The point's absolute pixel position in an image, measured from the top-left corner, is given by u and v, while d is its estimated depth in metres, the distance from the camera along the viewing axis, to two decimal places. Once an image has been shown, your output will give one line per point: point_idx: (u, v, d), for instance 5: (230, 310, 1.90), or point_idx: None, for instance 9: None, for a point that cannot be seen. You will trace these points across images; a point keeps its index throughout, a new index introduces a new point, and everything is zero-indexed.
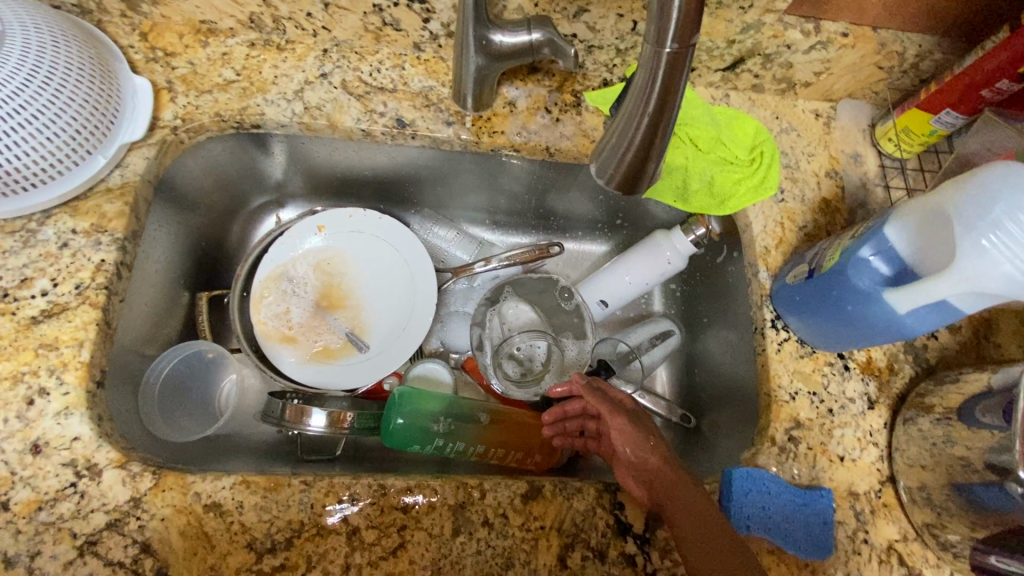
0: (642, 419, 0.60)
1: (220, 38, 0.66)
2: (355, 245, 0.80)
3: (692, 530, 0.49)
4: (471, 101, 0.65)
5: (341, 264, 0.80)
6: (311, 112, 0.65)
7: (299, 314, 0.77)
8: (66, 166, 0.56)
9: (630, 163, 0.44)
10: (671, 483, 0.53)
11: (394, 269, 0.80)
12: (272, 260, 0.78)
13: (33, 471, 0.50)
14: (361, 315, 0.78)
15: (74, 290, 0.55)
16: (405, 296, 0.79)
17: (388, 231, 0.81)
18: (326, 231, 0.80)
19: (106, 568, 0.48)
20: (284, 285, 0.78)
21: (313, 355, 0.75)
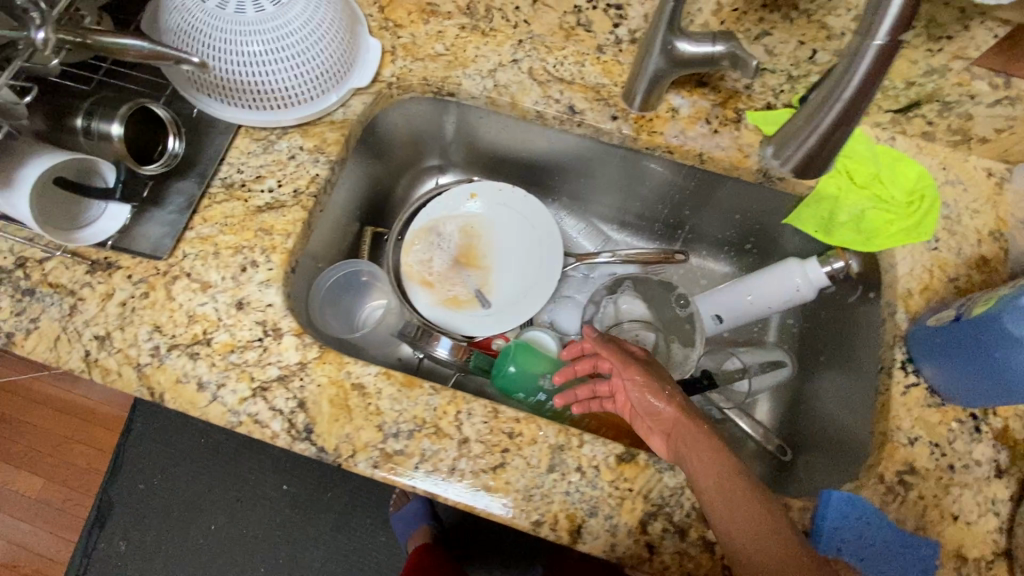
0: (654, 370, 0.61)
1: (439, 19, 0.78)
2: (499, 215, 0.88)
3: (715, 477, 0.51)
4: (639, 99, 0.71)
5: (483, 230, 0.88)
6: (499, 89, 0.74)
7: (439, 264, 0.87)
8: (307, 97, 0.70)
9: (811, 147, 0.58)
10: (692, 432, 0.55)
11: (529, 243, 0.87)
12: (428, 215, 0.88)
13: (234, 321, 0.62)
14: (491, 276, 0.86)
15: (292, 193, 0.68)
16: (534, 269, 0.86)
17: (531, 208, 0.88)
18: (477, 199, 0.89)
19: (270, 410, 0.59)
20: (433, 238, 0.88)
21: (444, 301, 0.85)
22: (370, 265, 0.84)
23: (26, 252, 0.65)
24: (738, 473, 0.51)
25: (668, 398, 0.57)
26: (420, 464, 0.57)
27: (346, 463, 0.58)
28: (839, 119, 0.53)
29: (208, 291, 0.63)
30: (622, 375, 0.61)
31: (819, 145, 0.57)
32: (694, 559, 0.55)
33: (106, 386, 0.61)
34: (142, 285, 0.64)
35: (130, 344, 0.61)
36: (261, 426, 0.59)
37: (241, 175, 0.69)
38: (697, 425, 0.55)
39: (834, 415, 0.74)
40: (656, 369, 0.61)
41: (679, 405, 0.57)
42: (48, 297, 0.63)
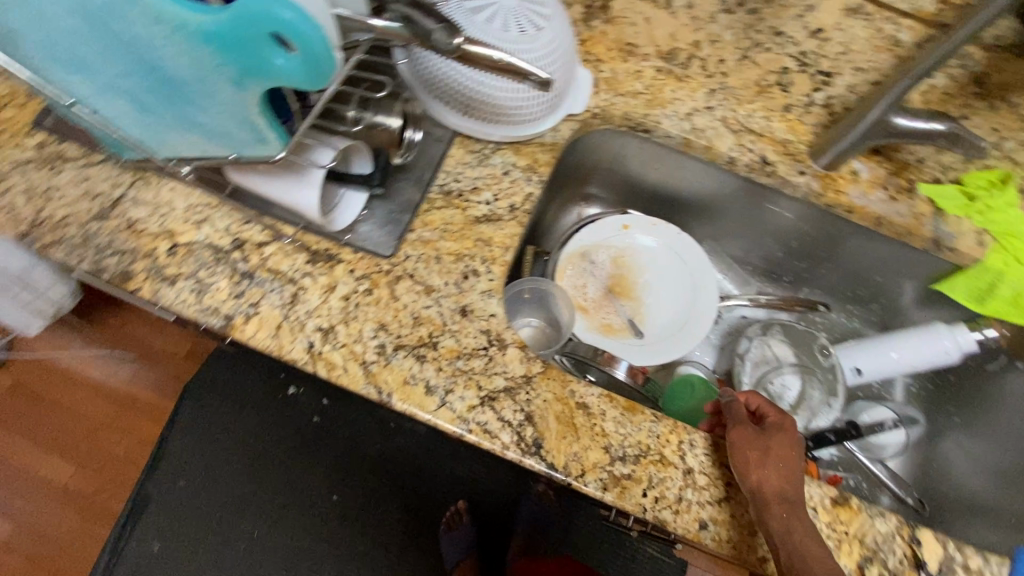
0: (774, 438, 0.60)
1: (637, 59, 0.81)
2: (652, 249, 0.92)
3: (789, 551, 0.53)
4: (827, 158, 0.77)
5: (635, 261, 0.91)
6: (696, 132, 0.79)
7: (593, 291, 0.89)
8: (525, 121, 0.72)
9: None
10: (780, 507, 0.55)
11: (680, 279, 0.90)
12: (583, 242, 0.91)
13: (459, 327, 0.62)
14: (643, 309, 0.89)
15: (509, 208, 0.70)
16: (685, 305, 0.89)
17: (684, 246, 0.91)
18: (630, 230, 0.92)
19: (499, 420, 0.59)
20: (587, 265, 0.90)
21: (598, 327, 0.87)
22: (535, 281, 0.81)
23: (243, 234, 0.63)
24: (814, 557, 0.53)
25: (772, 468, 0.57)
26: (647, 491, 0.58)
27: (576, 482, 0.58)
28: None
29: (431, 295, 0.63)
30: (737, 428, 0.60)
31: None
32: None
33: (328, 381, 0.59)
34: (364, 282, 0.63)
35: (355, 339, 0.60)
36: (491, 436, 0.58)
37: (458, 184, 0.70)
38: (787, 502, 0.55)
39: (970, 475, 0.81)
40: (781, 437, 0.61)
41: (779, 480, 0.57)
42: (268, 282, 0.61)
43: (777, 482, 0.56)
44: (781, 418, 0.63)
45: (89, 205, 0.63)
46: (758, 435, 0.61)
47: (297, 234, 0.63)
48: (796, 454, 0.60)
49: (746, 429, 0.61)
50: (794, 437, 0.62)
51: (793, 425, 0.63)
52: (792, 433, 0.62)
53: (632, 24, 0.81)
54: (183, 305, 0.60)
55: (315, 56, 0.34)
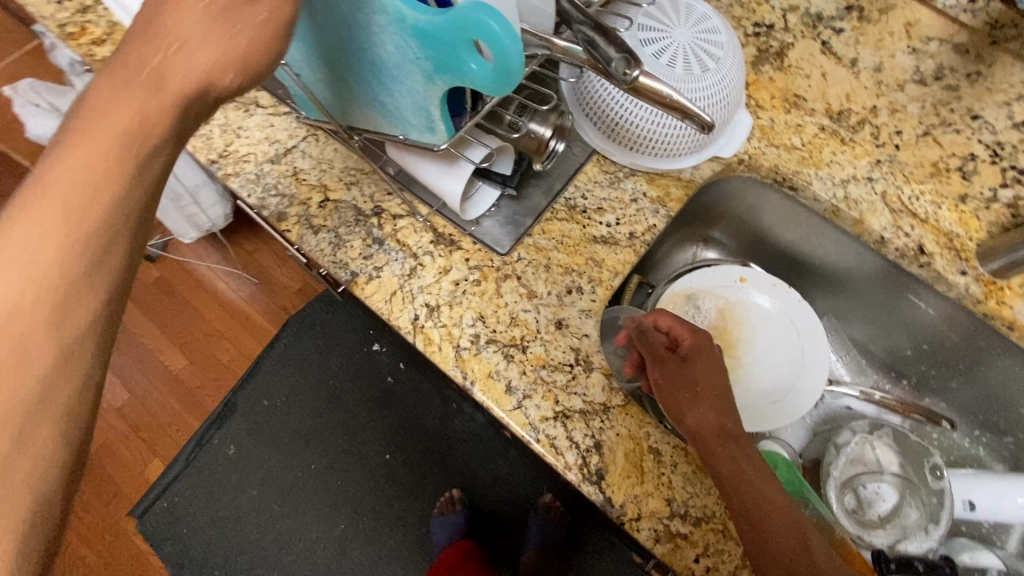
0: (699, 367, 0.58)
1: (801, 112, 0.76)
2: (764, 309, 0.87)
3: (742, 494, 0.53)
4: (998, 264, 0.68)
5: (743, 317, 0.87)
6: (849, 202, 0.73)
7: None
8: (667, 155, 0.71)
9: None
10: (724, 446, 0.54)
11: (785, 348, 0.85)
12: (693, 283, 0.87)
13: (551, 338, 0.64)
14: (738, 369, 0.84)
15: (628, 235, 0.69)
16: (785, 376, 0.83)
17: (799, 315, 0.86)
18: (746, 283, 0.88)
19: (568, 439, 0.59)
20: (691, 307, 0.87)
21: None
22: (629, 307, 0.67)
23: (383, 204, 0.69)
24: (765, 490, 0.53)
25: (705, 405, 0.56)
26: (700, 556, 0.56)
27: (629, 523, 0.57)
28: None
29: (533, 300, 0.65)
30: (658, 372, 0.57)
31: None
32: None
33: (422, 355, 0.63)
34: (475, 273, 0.66)
35: (455, 323, 0.63)
36: (556, 452, 0.59)
37: (584, 201, 0.71)
38: (727, 439, 0.55)
39: None
40: (702, 360, 0.58)
41: (715, 415, 0.56)
42: (394, 252, 0.66)
43: (713, 418, 0.56)
44: (696, 335, 0.60)
45: (266, 149, 0.72)
46: (683, 369, 0.58)
47: (429, 215, 0.68)
48: (718, 376, 0.58)
49: (668, 362, 0.58)
50: (713, 359, 0.59)
51: (706, 339, 0.60)
52: (709, 350, 0.59)
53: (807, 76, 0.76)
54: (320, 254, 0.66)
55: (505, 68, 0.36)
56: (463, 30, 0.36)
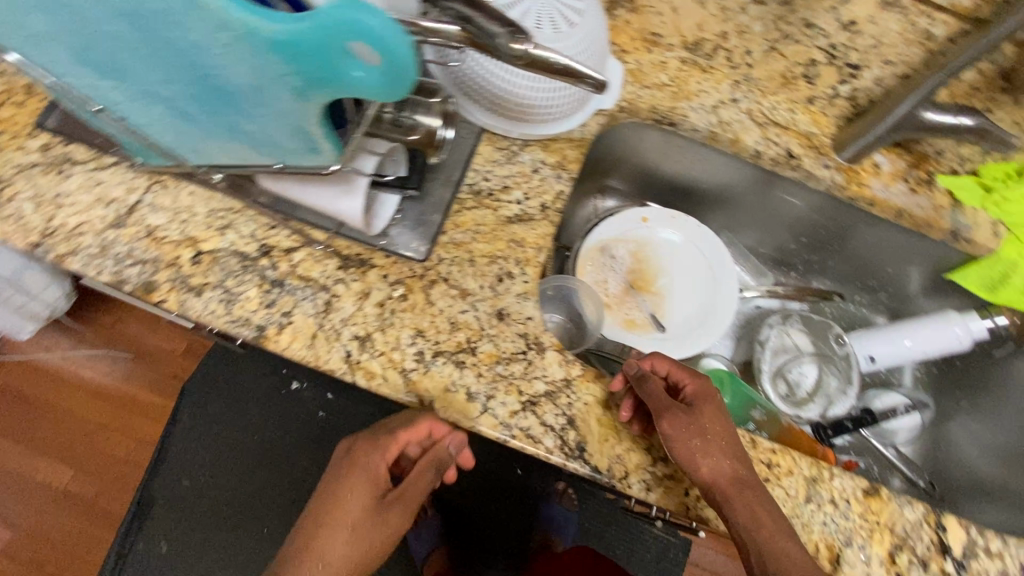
0: (710, 415, 0.61)
1: (660, 50, 0.80)
2: (670, 242, 0.92)
3: (758, 543, 0.56)
4: (852, 152, 0.77)
5: (654, 255, 0.91)
6: (722, 126, 0.78)
7: (614, 286, 0.89)
8: (555, 118, 0.70)
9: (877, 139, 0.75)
10: (742, 495, 0.57)
11: (698, 271, 0.90)
12: (602, 239, 0.90)
13: (496, 331, 0.61)
14: (663, 303, 0.89)
15: (540, 207, 0.68)
16: (703, 296, 0.89)
17: (702, 239, 0.91)
18: (649, 223, 0.92)
19: (542, 425, 0.58)
20: (606, 261, 0.90)
21: (620, 323, 0.87)
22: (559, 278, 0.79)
23: (270, 240, 0.61)
24: (783, 537, 0.55)
25: (716, 453, 0.58)
26: (689, 489, 0.59)
27: (620, 483, 0.58)
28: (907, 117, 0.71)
29: (467, 298, 0.62)
30: (665, 416, 0.59)
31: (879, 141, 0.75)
32: None
33: (366, 391, 0.58)
34: (399, 287, 0.61)
35: (393, 347, 0.59)
36: (534, 441, 0.58)
37: (488, 183, 0.68)
38: (745, 488, 0.57)
39: (971, 464, 0.84)
40: (708, 410, 0.61)
41: (729, 464, 0.58)
42: (300, 290, 0.59)
43: (726, 465, 0.58)
44: (700, 385, 0.64)
45: (103, 211, 0.60)
46: (692, 416, 0.60)
47: (327, 239, 0.61)
48: (726, 425, 0.61)
49: (675, 411, 0.59)
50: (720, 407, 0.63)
51: (711, 389, 0.64)
52: (715, 400, 0.63)
53: (659, 13, 0.79)
54: (213, 316, 0.57)
55: (397, 66, 0.32)
56: (338, 32, 0.31)
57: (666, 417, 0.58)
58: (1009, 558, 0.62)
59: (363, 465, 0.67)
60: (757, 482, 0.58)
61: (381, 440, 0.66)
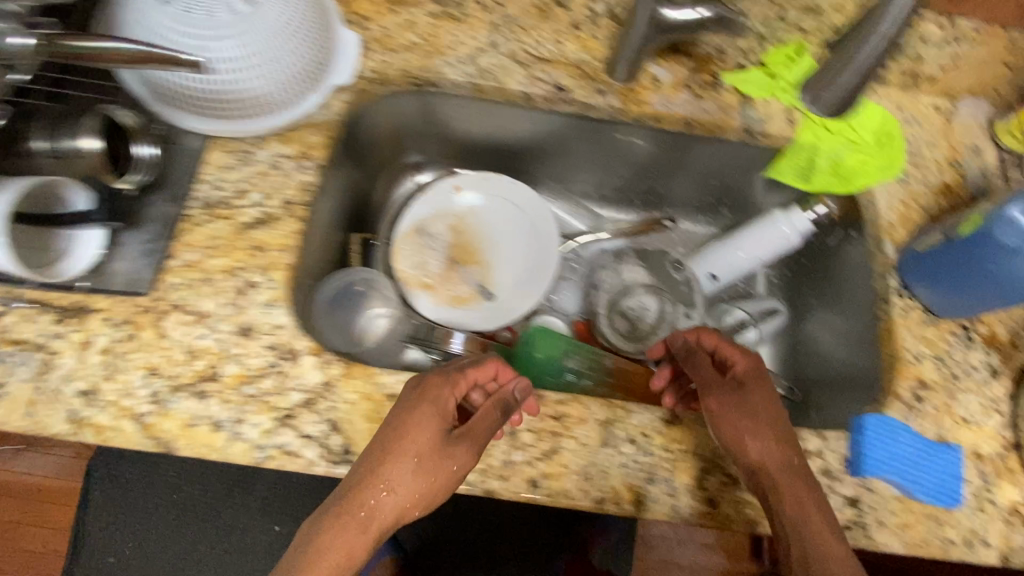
0: (756, 393, 0.60)
1: (407, 8, 0.75)
2: (488, 206, 0.87)
3: (795, 538, 0.53)
4: (622, 71, 0.72)
5: (474, 223, 0.86)
6: (483, 74, 0.72)
7: (435, 265, 0.84)
8: (284, 103, 0.65)
9: (637, 44, 0.68)
10: (785, 480, 0.55)
11: (521, 231, 0.86)
12: (417, 220, 0.85)
13: (242, 350, 0.58)
14: (491, 270, 0.85)
15: (282, 205, 0.63)
16: (530, 255, 0.85)
17: (519, 195, 0.86)
18: (463, 192, 0.87)
19: (301, 437, 0.55)
20: (423, 242, 0.85)
21: (448, 301, 0.82)
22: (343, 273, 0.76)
23: None
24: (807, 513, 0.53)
25: (765, 435, 0.57)
26: (472, 465, 0.56)
27: None
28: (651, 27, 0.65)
29: (206, 322, 0.58)
30: (715, 397, 0.59)
31: (637, 53, 0.69)
32: (752, 505, 0.57)
33: (104, 446, 0.54)
34: (126, 327, 0.57)
35: (124, 394, 0.55)
36: (294, 455, 0.55)
37: (220, 193, 0.63)
38: (789, 470, 0.55)
39: (841, 363, 0.78)
40: (759, 391, 0.60)
41: (786, 447, 0.56)
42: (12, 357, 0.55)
43: (784, 451, 0.56)
44: (754, 364, 0.62)
45: None
46: (740, 395, 0.59)
47: (33, 296, 0.56)
48: (774, 404, 0.59)
49: (745, 398, 0.59)
50: (739, 377, 0.61)
51: (760, 366, 0.62)
52: (763, 378, 0.61)
53: None
54: None
55: None
56: None
57: (730, 406, 0.58)
58: (828, 453, 0.60)
59: (432, 399, 0.55)
60: (767, 454, 0.56)
61: (452, 376, 0.57)
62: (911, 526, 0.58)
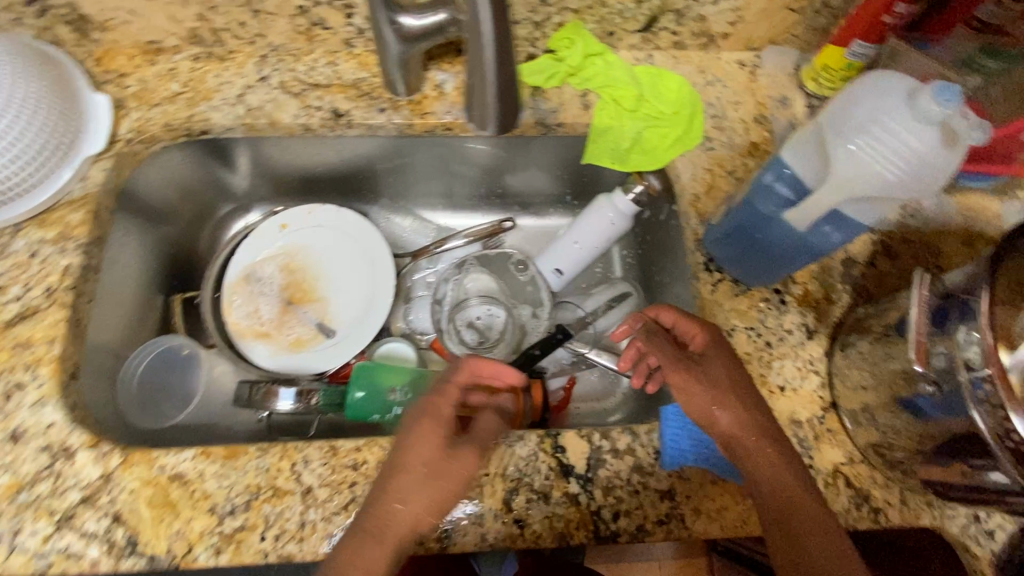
0: (713, 367, 0.56)
1: (168, 56, 0.71)
2: (319, 240, 0.84)
3: (773, 511, 0.51)
4: (401, 87, 0.69)
5: (307, 260, 0.83)
6: (252, 114, 0.69)
7: (269, 311, 0.80)
8: (32, 184, 0.62)
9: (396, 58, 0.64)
10: (768, 455, 0.52)
11: (355, 260, 0.83)
12: (245, 267, 0.81)
13: (12, 457, 0.55)
14: (329, 306, 0.82)
15: (45, 292, 0.60)
16: (367, 283, 0.82)
17: (348, 223, 0.84)
18: (290, 229, 0.83)
19: (81, 538, 0.53)
20: (255, 289, 0.81)
21: (287, 347, 0.79)
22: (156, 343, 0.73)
23: None
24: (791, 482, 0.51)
25: (731, 404, 0.54)
26: (265, 533, 0.54)
27: (184, 561, 0.53)
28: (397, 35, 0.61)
29: None
30: (675, 371, 0.57)
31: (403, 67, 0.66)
32: (563, 519, 0.55)
33: None
34: None
35: None
36: (75, 559, 0.52)
37: None
38: (769, 441, 0.53)
39: None
40: (716, 361, 0.56)
41: (737, 415, 0.54)
42: None
43: (734, 418, 0.53)
44: (709, 333, 0.58)
45: None
46: (683, 367, 0.56)
47: None
48: (737, 373, 0.56)
49: (705, 371, 0.56)
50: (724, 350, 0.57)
51: (719, 338, 0.58)
52: (720, 347, 0.57)
53: (128, 22, 0.67)
54: None
55: None
56: None
57: (690, 379, 0.56)
58: (640, 448, 0.58)
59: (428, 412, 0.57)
60: (758, 428, 0.53)
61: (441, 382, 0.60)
62: (731, 509, 0.56)
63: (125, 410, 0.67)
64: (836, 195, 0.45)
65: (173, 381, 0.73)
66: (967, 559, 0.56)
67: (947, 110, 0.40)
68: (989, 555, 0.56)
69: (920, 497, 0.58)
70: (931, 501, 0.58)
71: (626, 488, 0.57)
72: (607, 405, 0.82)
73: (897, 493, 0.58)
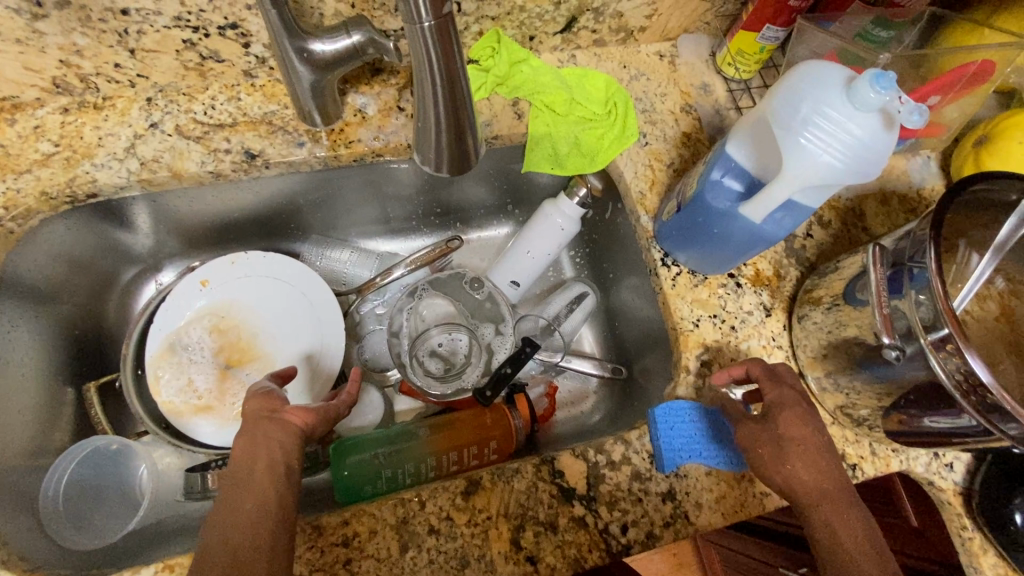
0: (788, 423, 0.53)
1: (28, 111, 0.61)
2: (249, 292, 0.75)
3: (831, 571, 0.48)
4: (318, 116, 0.63)
5: (240, 316, 0.74)
6: (149, 167, 0.61)
7: (204, 381, 0.71)
8: None
9: (310, 89, 0.59)
10: (829, 509, 0.50)
11: (295, 308, 0.75)
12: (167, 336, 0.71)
13: None
14: (273, 363, 0.73)
15: None
16: (313, 331, 0.75)
17: (280, 268, 0.76)
18: (212, 285, 0.74)
19: None
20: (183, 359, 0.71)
21: (232, 418, 0.70)
22: (74, 448, 0.63)
23: None
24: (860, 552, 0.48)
25: (807, 459, 0.52)
26: None
27: None
28: (309, 65, 0.56)
29: None
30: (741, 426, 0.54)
31: (318, 96, 0.60)
32: (575, 544, 0.54)
33: None
34: None
35: None
36: None
37: None
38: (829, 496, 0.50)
39: (647, 322, 0.75)
40: (786, 417, 0.54)
41: (805, 469, 0.51)
42: None
43: (808, 477, 0.51)
44: (779, 391, 0.55)
45: None
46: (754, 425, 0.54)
47: None
48: (809, 430, 0.53)
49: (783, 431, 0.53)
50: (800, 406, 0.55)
51: (790, 394, 0.55)
52: (796, 406, 0.54)
53: None
54: None
55: None
56: None
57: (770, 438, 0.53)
58: (634, 456, 0.58)
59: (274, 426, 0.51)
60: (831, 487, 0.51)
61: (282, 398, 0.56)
62: (729, 496, 0.58)
63: (62, 536, 0.57)
64: (789, 188, 0.46)
65: (110, 485, 0.64)
66: (934, 492, 0.63)
67: (884, 97, 0.41)
68: (952, 485, 0.62)
69: (886, 446, 0.63)
70: (896, 447, 0.63)
71: (629, 499, 0.57)
72: (584, 408, 0.82)
73: (867, 446, 0.63)
